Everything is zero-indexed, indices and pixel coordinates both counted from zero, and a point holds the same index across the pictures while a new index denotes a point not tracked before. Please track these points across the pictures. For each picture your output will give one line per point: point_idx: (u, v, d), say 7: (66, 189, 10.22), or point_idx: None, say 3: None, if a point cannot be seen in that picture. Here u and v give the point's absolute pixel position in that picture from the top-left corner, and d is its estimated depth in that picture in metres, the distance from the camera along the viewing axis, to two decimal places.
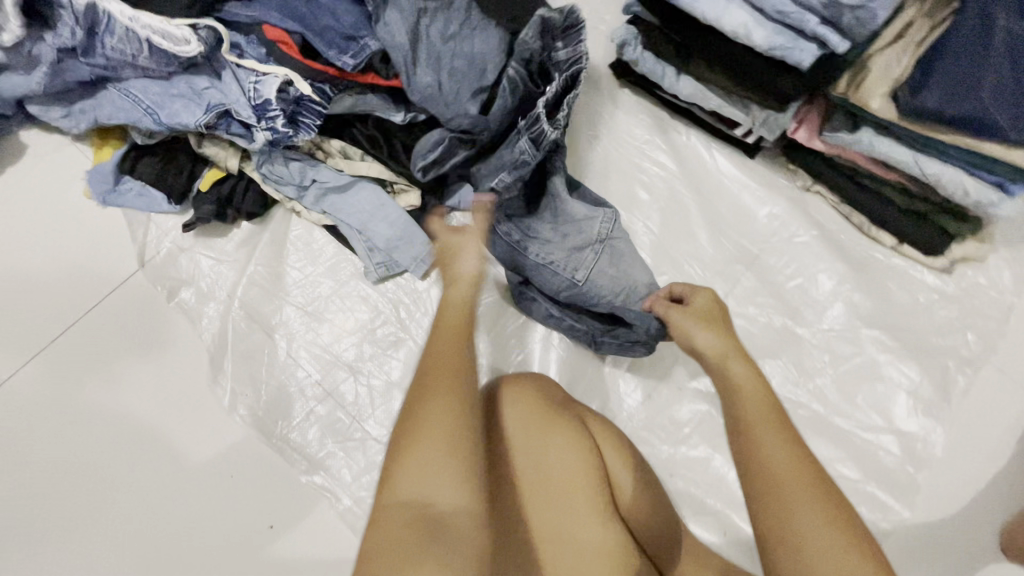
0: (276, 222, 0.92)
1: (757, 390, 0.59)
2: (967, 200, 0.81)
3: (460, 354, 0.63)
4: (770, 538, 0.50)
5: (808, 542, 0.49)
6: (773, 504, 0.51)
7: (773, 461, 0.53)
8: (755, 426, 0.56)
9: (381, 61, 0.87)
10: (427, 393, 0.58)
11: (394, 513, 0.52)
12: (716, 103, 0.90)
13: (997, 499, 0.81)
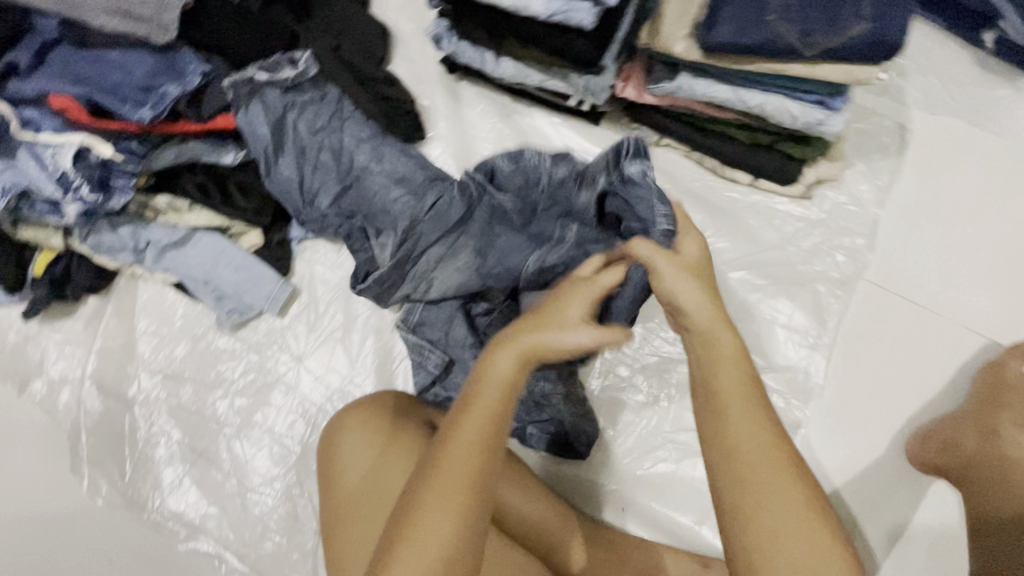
0: (122, 291, 0.89)
1: (731, 358, 0.54)
2: (796, 123, 0.80)
3: (489, 441, 0.52)
4: (741, 537, 0.48)
5: (771, 524, 0.47)
6: (748, 497, 0.48)
7: (746, 446, 0.50)
8: (722, 407, 0.52)
9: (188, 104, 0.84)
10: (444, 495, 0.50)
11: None
12: (539, 79, 0.88)
13: (883, 411, 0.83)
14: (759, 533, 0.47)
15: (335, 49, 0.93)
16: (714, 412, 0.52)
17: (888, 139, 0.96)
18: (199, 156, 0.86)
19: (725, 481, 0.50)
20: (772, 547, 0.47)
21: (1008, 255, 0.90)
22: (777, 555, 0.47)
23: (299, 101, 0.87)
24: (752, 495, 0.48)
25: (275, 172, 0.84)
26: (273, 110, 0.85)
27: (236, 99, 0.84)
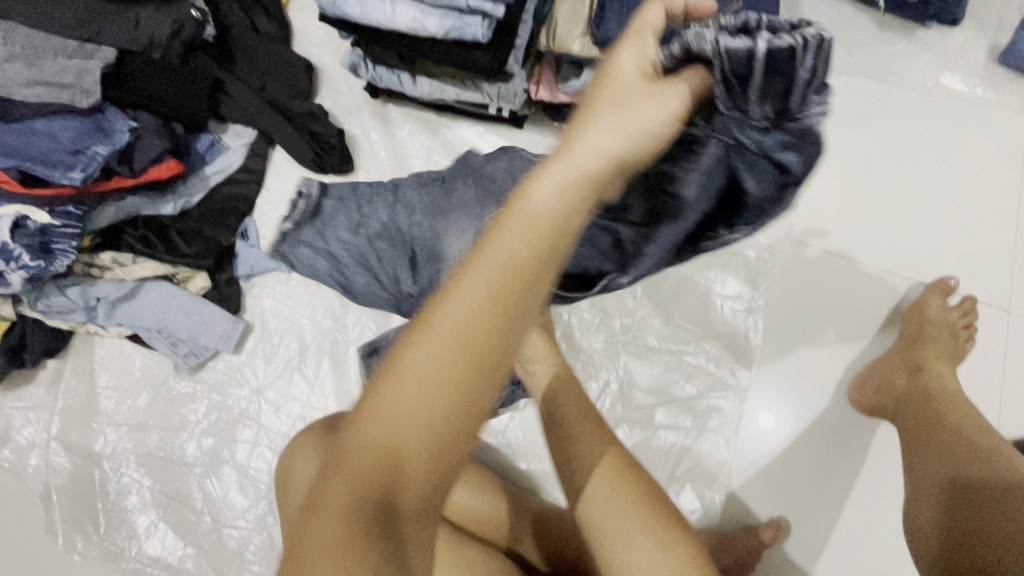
0: (79, 350, 0.91)
1: (576, 399, 0.76)
2: None
3: (522, 287, 0.33)
4: (616, 561, 0.66)
5: (630, 564, 0.65)
6: (625, 543, 0.65)
7: (614, 502, 0.68)
8: (598, 459, 0.70)
9: (119, 161, 0.86)
10: (429, 377, 0.32)
11: (330, 504, 0.33)
12: (454, 93, 0.92)
13: (819, 363, 0.88)
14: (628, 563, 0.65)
15: (260, 88, 1.01)
16: (598, 458, 0.70)
17: None
18: (138, 209, 0.92)
19: (595, 526, 0.67)
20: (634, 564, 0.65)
21: (919, 202, 0.95)
22: (639, 563, 0.65)
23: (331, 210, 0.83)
24: (625, 538, 0.66)
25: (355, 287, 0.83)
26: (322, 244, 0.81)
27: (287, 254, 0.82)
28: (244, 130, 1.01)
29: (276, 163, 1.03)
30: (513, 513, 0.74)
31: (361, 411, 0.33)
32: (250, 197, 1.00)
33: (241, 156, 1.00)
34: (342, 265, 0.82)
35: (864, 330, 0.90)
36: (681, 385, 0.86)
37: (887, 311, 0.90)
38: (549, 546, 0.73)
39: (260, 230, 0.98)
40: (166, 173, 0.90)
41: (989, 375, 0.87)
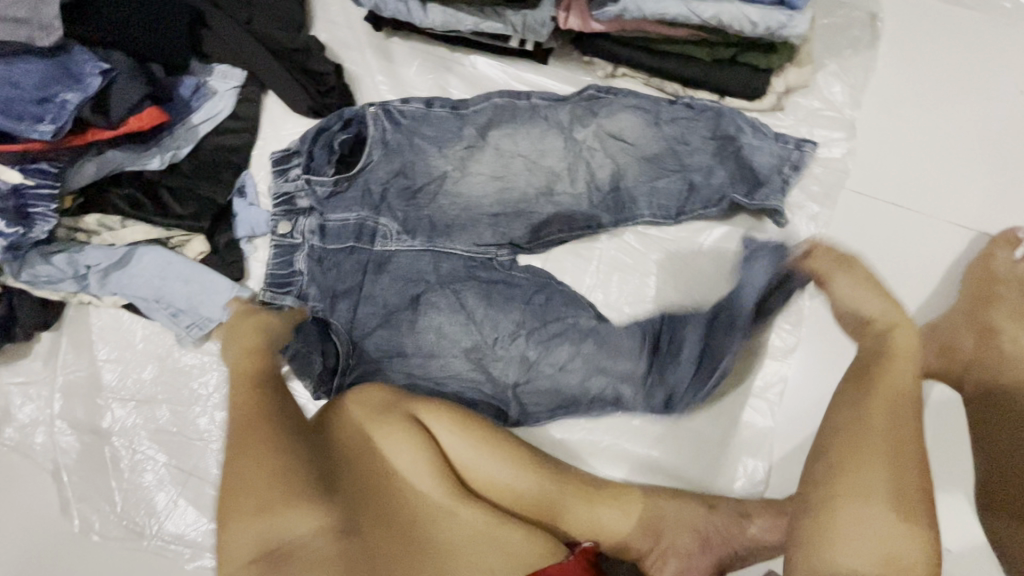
0: (73, 322, 0.85)
1: (902, 395, 0.57)
2: (757, 30, 0.74)
3: (256, 407, 0.67)
4: (828, 519, 0.55)
5: (843, 533, 0.54)
6: (834, 513, 0.55)
7: (874, 440, 0.55)
8: (888, 408, 0.56)
9: (93, 109, 0.76)
10: (861, 467, 0.54)
11: (245, 540, 0.61)
12: (471, 23, 0.80)
13: None
14: (844, 529, 0.54)
15: (247, 21, 0.88)
16: (898, 415, 0.56)
17: (859, 31, 0.89)
18: (120, 165, 0.83)
19: (827, 472, 0.56)
20: (843, 550, 0.54)
21: (986, 141, 0.85)
22: (853, 532, 0.53)
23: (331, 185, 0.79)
24: (871, 502, 0.54)
25: (337, 226, 0.80)
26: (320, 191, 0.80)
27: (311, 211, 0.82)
28: (231, 71, 0.89)
29: (270, 109, 0.93)
30: (535, 476, 0.70)
31: (233, 457, 0.65)
32: (245, 148, 0.89)
33: (230, 101, 0.89)
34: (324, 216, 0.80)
35: (919, 288, 0.82)
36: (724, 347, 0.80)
37: (943, 266, 0.82)
38: (567, 502, 0.70)
39: (258, 185, 0.89)
40: (147, 123, 0.79)
41: None
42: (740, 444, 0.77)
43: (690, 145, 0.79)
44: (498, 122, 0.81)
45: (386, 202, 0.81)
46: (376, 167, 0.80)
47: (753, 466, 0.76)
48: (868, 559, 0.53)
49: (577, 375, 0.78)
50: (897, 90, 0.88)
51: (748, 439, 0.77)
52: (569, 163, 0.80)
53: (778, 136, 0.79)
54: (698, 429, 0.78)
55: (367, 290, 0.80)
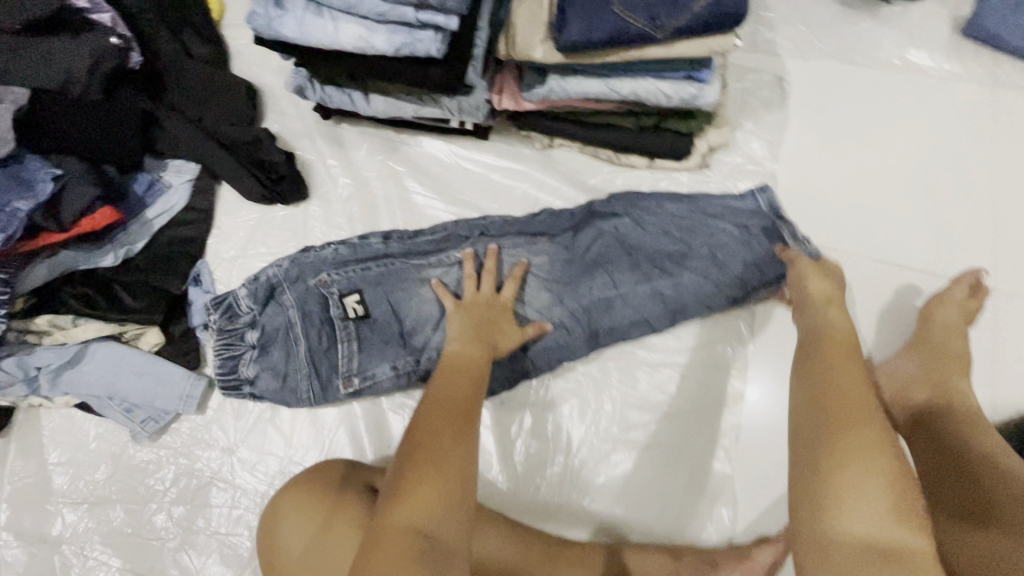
0: (22, 426, 0.83)
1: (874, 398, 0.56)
2: (673, 101, 0.81)
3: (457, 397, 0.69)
4: (837, 483, 0.51)
5: (844, 495, 0.50)
6: (839, 475, 0.51)
7: (842, 390, 0.56)
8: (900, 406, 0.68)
9: (45, 215, 0.79)
10: (845, 426, 0.53)
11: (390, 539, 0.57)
12: (412, 109, 0.86)
13: None
14: (847, 494, 0.50)
15: (200, 120, 0.94)
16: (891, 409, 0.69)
17: (769, 92, 0.98)
18: (75, 264, 0.84)
19: (825, 452, 0.52)
20: (851, 513, 0.50)
21: (893, 183, 0.93)
22: (856, 510, 0.49)
23: (300, 310, 0.80)
24: (879, 476, 0.50)
25: (307, 363, 0.79)
26: (291, 311, 0.80)
27: (274, 326, 0.80)
28: (185, 164, 0.93)
29: (224, 198, 0.96)
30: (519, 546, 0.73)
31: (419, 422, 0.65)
32: (200, 238, 0.92)
33: (185, 195, 0.92)
34: (291, 339, 0.79)
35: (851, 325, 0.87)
36: (676, 395, 0.82)
37: (871, 300, 0.88)
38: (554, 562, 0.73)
39: (214, 273, 0.90)
40: (100, 222, 0.83)
41: (987, 352, 0.84)
42: (690, 491, 0.79)
43: (673, 238, 0.85)
44: (476, 246, 0.86)
45: (383, 347, 0.81)
46: (366, 306, 0.81)
47: (702, 513, 0.78)
48: (875, 526, 0.49)
49: (545, 425, 0.82)
50: (810, 141, 0.96)
51: (705, 487, 0.78)
52: (554, 286, 0.84)
53: (743, 215, 0.86)
54: (666, 479, 0.79)
55: (376, 384, 0.81)
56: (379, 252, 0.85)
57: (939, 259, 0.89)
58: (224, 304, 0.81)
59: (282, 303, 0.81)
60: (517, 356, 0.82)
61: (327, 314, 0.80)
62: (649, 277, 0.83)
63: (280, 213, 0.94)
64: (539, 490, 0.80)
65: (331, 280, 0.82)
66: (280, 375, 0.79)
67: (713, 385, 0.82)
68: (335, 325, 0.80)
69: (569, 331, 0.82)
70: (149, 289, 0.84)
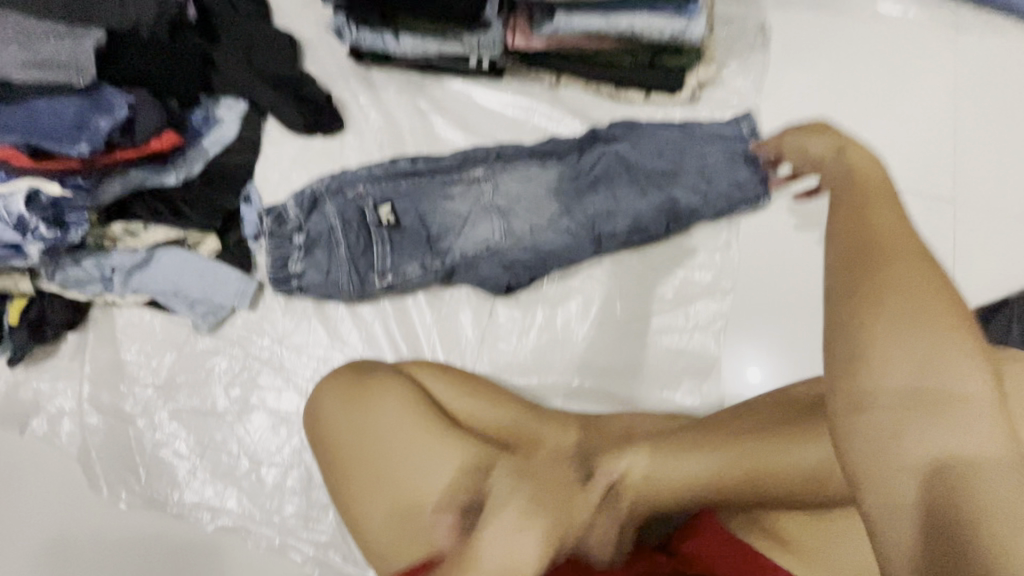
0: (98, 322, 0.94)
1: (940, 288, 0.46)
2: (665, 35, 0.93)
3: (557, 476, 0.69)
4: (860, 335, 0.45)
5: (872, 342, 0.45)
6: (870, 328, 0.44)
7: (887, 238, 0.49)
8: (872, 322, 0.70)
9: (122, 133, 0.91)
10: (862, 280, 0.47)
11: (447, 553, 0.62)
12: (436, 47, 0.98)
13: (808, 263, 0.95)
14: (877, 349, 0.44)
15: (249, 62, 1.06)
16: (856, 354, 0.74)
17: (753, 37, 1.09)
18: (143, 182, 0.96)
19: (849, 303, 0.47)
20: (883, 364, 0.43)
21: (861, 118, 1.05)
22: (895, 355, 0.43)
23: (340, 217, 0.91)
24: (928, 345, 0.43)
25: (348, 263, 0.90)
26: (332, 218, 0.91)
27: (318, 230, 0.91)
28: (235, 102, 1.05)
29: (269, 132, 1.08)
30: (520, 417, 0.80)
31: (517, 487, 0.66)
32: (249, 164, 1.04)
33: (236, 127, 1.04)
34: (333, 241, 0.90)
35: None
36: (671, 292, 0.93)
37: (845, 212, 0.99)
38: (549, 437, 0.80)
39: (262, 195, 1.02)
40: (167, 144, 0.94)
41: (946, 255, 0.95)
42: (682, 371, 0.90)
43: (667, 158, 0.96)
44: (493, 168, 0.97)
45: (413, 250, 0.92)
46: (397, 216, 0.93)
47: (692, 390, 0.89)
48: (910, 371, 0.42)
49: (556, 319, 0.93)
50: (791, 79, 1.08)
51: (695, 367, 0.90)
52: (562, 200, 0.95)
53: (729, 139, 0.98)
54: (662, 362, 0.90)
55: (407, 282, 0.92)
56: (406, 170, 0.96)
57: (904, 178, 1.00)
58: (274, 212, 0.90)
59: (325, 212, 0.91)
60: (531, 258, 0.92)
61: (364, 222, 0.92)
62: (646, 191, 0.94)
63: (319, 144, 1.06)
64: (551, 372, 0.91)
65: (367, 193, 0.93)
66: (323, 272, 0.90)
67: (704, 284, 0.94)
68: (371, 231, 0.91)
69: (574, 237, 0.93)
70: (208, 203, 0.97)
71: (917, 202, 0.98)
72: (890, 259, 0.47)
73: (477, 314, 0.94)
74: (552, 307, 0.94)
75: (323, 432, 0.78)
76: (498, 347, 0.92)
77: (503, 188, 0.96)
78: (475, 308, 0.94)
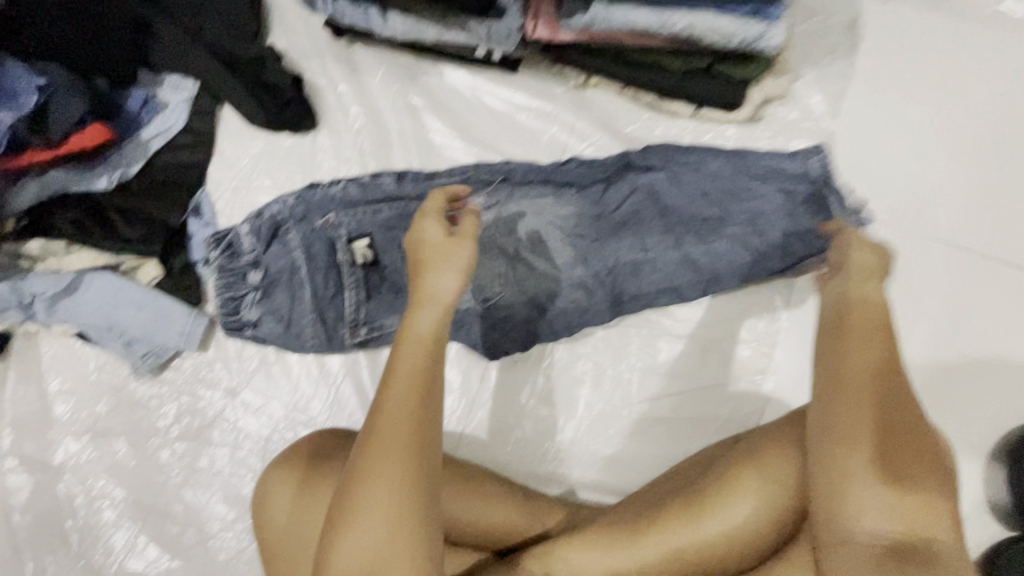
0: (20, 353, 0.80)
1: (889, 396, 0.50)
2: (732, 41, 0.71)
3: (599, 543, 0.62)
4: (838, 478, 0.49)
5: (850, 488, 0.48)
6: (843, 468, 0.49)
7: (850, 375, 0.50)
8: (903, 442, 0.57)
9: (30, 128, 0.73)
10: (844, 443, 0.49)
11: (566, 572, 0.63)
12: (434, 33, 0.76)
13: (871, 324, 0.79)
14: (854, 485, 0.48)
15: (198, 30, 0.83)
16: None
17: (838, 38, 0.86)
18: (65, 185, 0.78)
19: (826, 445, 0.50)
20: (870, 513, 0.48)
21: (960, 155, 0.83)
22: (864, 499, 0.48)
23: (304, 254, 0.74)
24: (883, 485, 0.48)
25: (312, 311, 0.75)
26: (294, 254, 0.74)
27: (277, 270, 0.75)
28: (182, 82, 0.84)
29: (226, 122, 0.88)
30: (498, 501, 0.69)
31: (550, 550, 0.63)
32: (200, 164, 0.85)
33: (184, 114, 0.84)
34: (294, 283, 0.74)
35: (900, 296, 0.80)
36: (701, 367, 0.78)
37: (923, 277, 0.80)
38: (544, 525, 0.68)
39: (216, 204, 0.84)
40: (91, 143, 0.75)
41: None
42: None
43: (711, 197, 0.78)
44: (495, 197, 0.79)
45: (395, 299, 0.75)
46: (375, 254, 0.75)
47: None
48: (878, 514, 0.47)
49: (560, 389, 0.79)
50: (878, 97, 0.86)
51: None
52: (578, 247, 0.77)
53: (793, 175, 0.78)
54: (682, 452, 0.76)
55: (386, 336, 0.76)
56: (390, 194, 0.76)
57: (964, 232, 0.81)
58: (223, 241, 0.75)
59: (287, 244, 0.75)
60: (532, 315, 0.78)
61: (333, 260, 0.74)
62: (683, 241, 0.77)
63: (285, 142, 0.86)
64: (553, 454, 0.77)
65: (338, 223, 0.75)
66: (284, 319, 0.75)
67: (741, 360, 0.78)
68: (341, 272, 0.74)
69: (589, 294, 0.77)
70: (144, 217, 0.79)
71: (970, 261, 0.80)
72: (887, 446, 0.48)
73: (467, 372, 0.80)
74: (556, 375, 0.79)
75: (267, 528, 0.64)
76: (491, 417, 0.79)
77: (507, 224, 0.78)
78: (465, 367, 0.80)
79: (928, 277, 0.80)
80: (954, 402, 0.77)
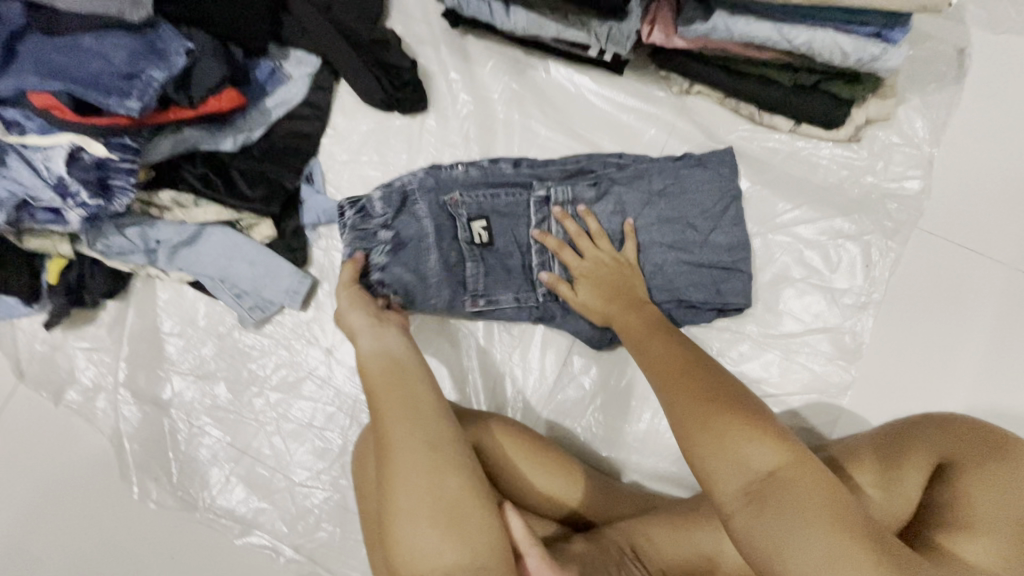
0: (138, 294, 0.87)
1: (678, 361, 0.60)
2: (848, 62, 0.72)
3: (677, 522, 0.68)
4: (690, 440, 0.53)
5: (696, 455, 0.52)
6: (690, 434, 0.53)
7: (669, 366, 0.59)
8: (989, 481, 0.58)
9: (176, 87, 0.76)
10: (678, 395, 0.55)
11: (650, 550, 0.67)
12: (554, 30, 0.79)
13: (948, 341, 0.79)
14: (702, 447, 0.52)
15: (327, 8, 0.88)
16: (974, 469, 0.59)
17: (944, 66, 0.86)
18: (196, 143, 0.83)
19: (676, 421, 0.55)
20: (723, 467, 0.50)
21: None
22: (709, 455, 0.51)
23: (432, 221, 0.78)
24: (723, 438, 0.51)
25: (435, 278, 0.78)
26: (423, 220, 0.78)
27: (406, 233, 0.78)
28: (306, 58, 0.90)
29: (341, 99, 0.93)
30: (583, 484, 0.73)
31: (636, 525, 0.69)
32: (315, 136, 0.90)
33: (304, 88, 0.90)
34: (423, 246, 0.77)
35: (984, 320, 0.79)
36: (775, 375, 0.80)
37: (1005, 299, 0.80)
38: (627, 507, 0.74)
39: (327, 174, 0.90)
40: (226, 105, 0.80)
41: None
42: None
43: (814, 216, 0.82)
44: (606, 186, 0.82)
45: (508, 278, 0.80)
46: (491, 234, 0.80)
47: None
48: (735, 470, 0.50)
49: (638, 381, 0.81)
50: (983, 128, 0.85)
51: None
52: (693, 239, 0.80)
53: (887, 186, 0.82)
54: None
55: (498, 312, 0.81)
56: (508, 177, 0.82)
57: (1010, 250, 0.81)
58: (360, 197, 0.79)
59: (416, 213, 0.78)
60: None
61: (455, 236, 0.79)
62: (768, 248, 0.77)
63: (395, 122, 0.91)
64: (624, 440, 0.80)
65: (461, 201, 0.80)
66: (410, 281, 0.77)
67: (818, 371, 0.80)
68: (463, 248, 0.79)
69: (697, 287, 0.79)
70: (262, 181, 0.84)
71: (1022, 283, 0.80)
72: (733, 399, 0.54)
73: (563, 356, 0.83)
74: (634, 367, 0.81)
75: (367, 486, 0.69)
76: (568, 401, 0.82)
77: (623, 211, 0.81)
78: (547, 350, 0.83)
79: (962, 287, 0.80)
80: (980, 411, 0.77)
